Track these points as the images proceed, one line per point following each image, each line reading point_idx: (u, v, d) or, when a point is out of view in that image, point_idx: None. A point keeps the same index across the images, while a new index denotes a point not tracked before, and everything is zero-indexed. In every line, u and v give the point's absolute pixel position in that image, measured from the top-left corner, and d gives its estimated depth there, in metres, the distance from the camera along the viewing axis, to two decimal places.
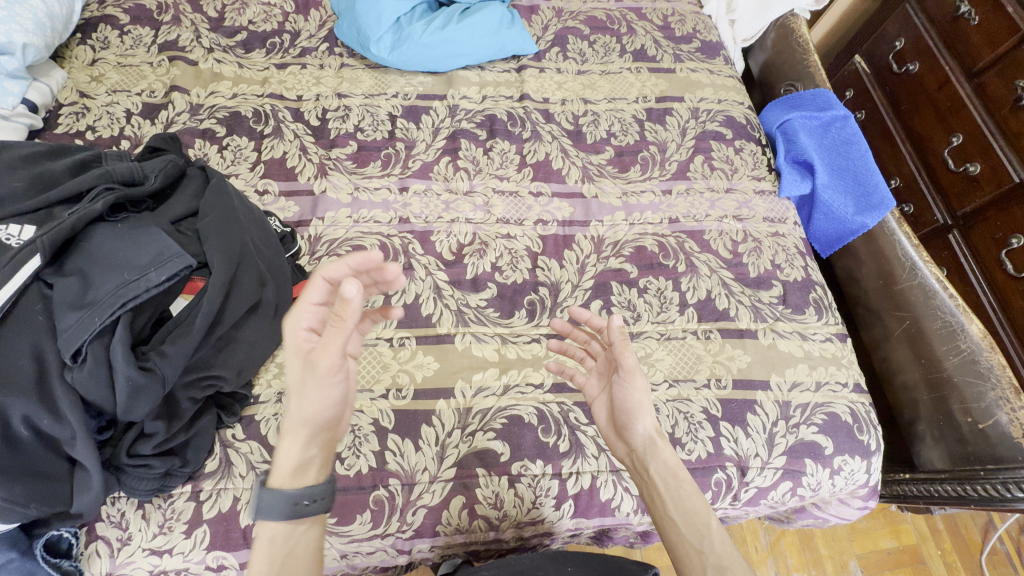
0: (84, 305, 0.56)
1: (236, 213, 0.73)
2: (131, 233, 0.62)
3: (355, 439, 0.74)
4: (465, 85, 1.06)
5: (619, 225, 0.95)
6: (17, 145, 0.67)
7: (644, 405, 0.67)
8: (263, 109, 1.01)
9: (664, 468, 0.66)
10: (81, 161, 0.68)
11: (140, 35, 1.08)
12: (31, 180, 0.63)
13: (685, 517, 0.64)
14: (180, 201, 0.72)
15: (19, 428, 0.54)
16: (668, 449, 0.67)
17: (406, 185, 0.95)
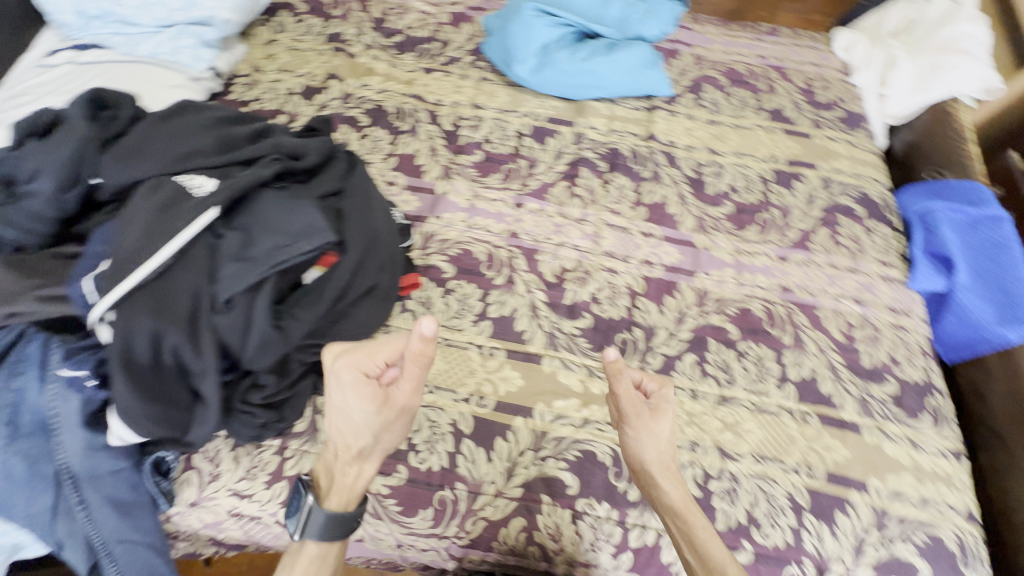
0: (244, 259, 0.62)
1: (371, 202, 0.78)
2: (292, 201, 0.68)
3: (432, 435, 0.77)
4: (594, 116, 1.08)
5: (727, 282, 0.92)
6: (210, 107, 0.74)
7: (645, 447, 0.69)
8: (405, 108, 1.08)
9: (678, 510, 0.67)
10: (257, 130, 0.75)
11: (313, 25, 1.20)
12: (219, 138, 0.70)
13: (704, 565, 0.63)
14: (328, 180, 0.78)
15: (166, 356, 0.59)
16: (677, 483, 0.68)
17: (521, 201, 0.98)
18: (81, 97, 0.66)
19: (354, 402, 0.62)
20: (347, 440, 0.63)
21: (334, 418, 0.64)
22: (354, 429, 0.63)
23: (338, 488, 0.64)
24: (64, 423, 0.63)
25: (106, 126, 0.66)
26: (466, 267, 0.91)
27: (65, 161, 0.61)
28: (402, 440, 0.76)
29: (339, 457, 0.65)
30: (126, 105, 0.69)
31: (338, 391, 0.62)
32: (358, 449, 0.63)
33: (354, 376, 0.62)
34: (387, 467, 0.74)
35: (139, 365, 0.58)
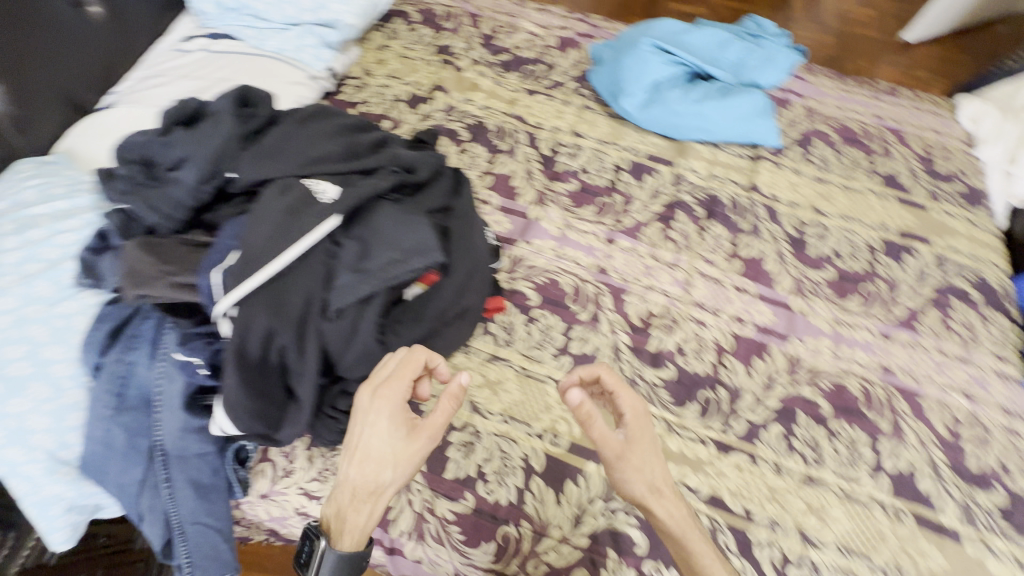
0: (359, 270, 0.63)
1: (471, 220, 0.78)
2: (407, 216, 0.68)
3: (503, 467, 0.75)
4: (696, 158, 1.05)
5: (823, 352, 0.87)
6: (337, 114, 0.77)
7: (637, 476, 0.64)
8: (505, 127, 1.08)
9: (676, 538, 0.63)
10: (377, 140, 0.77)
11: (424, 35, 1.22)
12: (346, 147, 0.72)
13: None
14: (437, 196, 0.79)
15: (272, 354, 0.61)
16: (676, 505, 0.65)
17: (613, 238, 0.96)
18: (229, 95, 0.70)
19: (381, 432, 0.58)
20: (364, 478, 0.58)
21: (355, 449, 0.59)
22: (376, 460, 0.58)
23: (349, 527, 0.59)
24: (166, 403, 0.65)
25: (246, 124, 0.70)
26: (551, 298, 0.90)
27: (210, 155, 0.64)
28: (472, 468, 0.75)
29: (353, 499, 0.59)
30: (264, 107, 0.73)
31: (364, 422, 0.59)
32: (376, 487, 0.58)
33: (385, 402, 0.59)
34: (455, 492, 0.73)
35: (248, 361, 0.59)
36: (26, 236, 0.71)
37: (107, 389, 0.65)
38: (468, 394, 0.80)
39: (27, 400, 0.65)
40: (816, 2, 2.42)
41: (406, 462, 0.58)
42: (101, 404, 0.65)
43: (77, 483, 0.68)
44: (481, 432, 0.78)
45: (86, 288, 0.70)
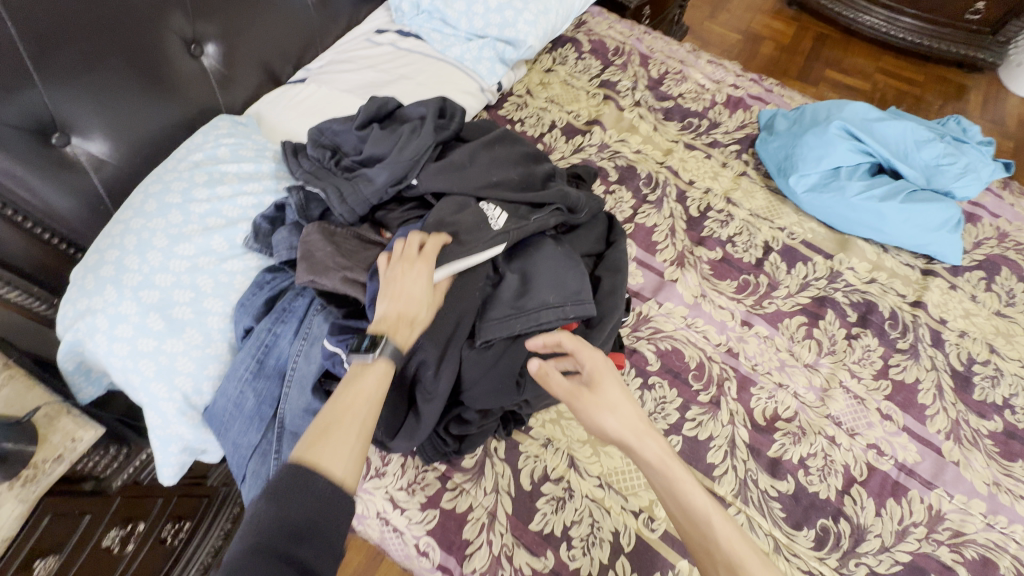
0: (515, 310, 0.64)
1: (619, 272, 0.75)
2: (566, 262, 0.68)
3: (590, 535, 0.71)
4: (858, 257, 0.97)
5: (973, 515, 0.75)
6: (512, 144, 0.79)
7: (609, 411, 0.60)
8: (656, 176, 1.04)
9: (655, 469, 0.57)
10: (547, 174, 0.78)
11: (591, 65, 1.22)
12: (520, 180, 0.74)
13: (691, 521, 0.55)
14: (590, 242, 0.78)
15: (412, 366, 0.62)
16: (656, 437, 0.59)
17: (750, 320, 0.90)
18: (431, 107, 0.78)
19: (421, 282, 0.60)
20: (404, 310, 0.59)
21: (391, 295, 0.59)
22: (411, 301, 0.59)
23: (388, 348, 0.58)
24: (298, 379, 0.68)
25: (437, 134, 0.77)
26: (672, 368, 0.84)
27: (402, 159, 0.72)
28: (559, 526, 0.72)
29: (392, 328, 0.58)
30: (454, 122, 0.80)
31: (401, 274, 0.60)
32: (410, 320, 0.59)
33: (423, 260, 0.61)
34: (537, 547, 0.71)
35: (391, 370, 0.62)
36: (213, 190, 0.76)
37: (252, 354, 0.69)
38: (568, 446, 0.77)
39: (180, 343, 0.69)
40: (999, 101, 2.18)
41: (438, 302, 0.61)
42: (243, 365, 0.69)
43: (198, 428, 0.73)
44: (574, 491, 0.74)
45: (251, 251, 0.76)
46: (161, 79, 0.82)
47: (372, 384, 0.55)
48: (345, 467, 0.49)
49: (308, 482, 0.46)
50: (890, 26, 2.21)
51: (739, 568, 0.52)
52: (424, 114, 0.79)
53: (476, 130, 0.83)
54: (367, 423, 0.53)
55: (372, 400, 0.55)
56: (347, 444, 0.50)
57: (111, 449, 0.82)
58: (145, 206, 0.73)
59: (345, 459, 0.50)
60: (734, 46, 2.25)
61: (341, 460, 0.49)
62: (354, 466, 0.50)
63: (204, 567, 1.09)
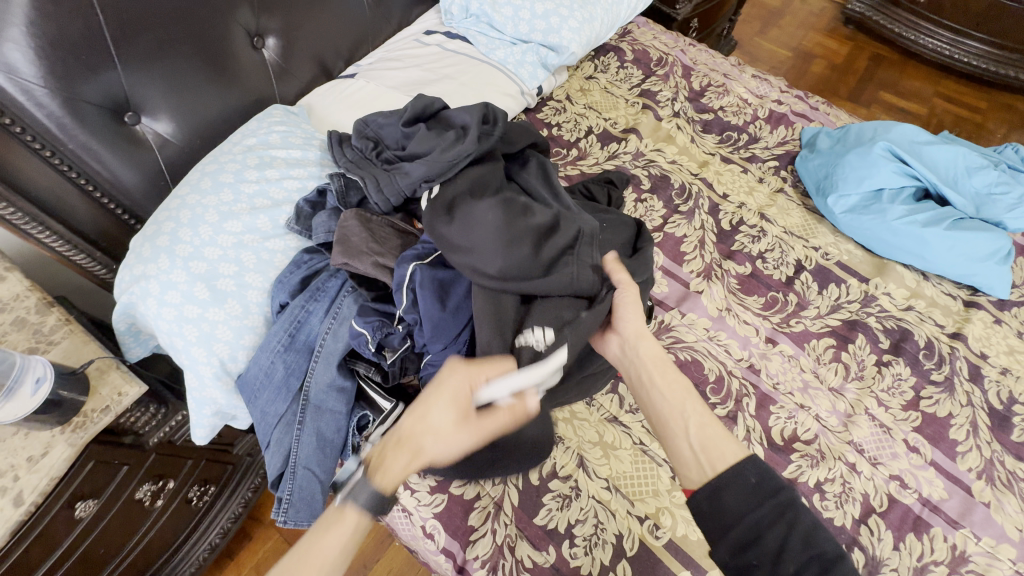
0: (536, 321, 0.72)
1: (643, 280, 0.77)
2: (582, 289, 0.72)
3: (594, 535, 0.72)
4: (895, 283, 0.94)
5: (1000, 560, 0.72)
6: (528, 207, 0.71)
7: (629, 308, 0.69)
8: (689, 187, 1.04)
9: (648, 354, 0.68)
10: (567, 243, 0.69)
11: (632, 75, 1.23)
12: (533, 264, 0.66)
13: (675, 397, 0.65)
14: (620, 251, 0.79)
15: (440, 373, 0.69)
16: (651, 341, 0.69)
17: (775, 338, 0.88)
18: (474, 114, 0.80)
19: (442, 405, 0.57)
20: (412, 427, 0.57)
21: (415, 407, 0.58)
22: (428, 423, 0.57)
23: (385, 468, 0.55)
24: (325, 355, 0.72)
25: (482, 140, 0.79)
26: (690, 379, 0.83)
27: (444, 158, 0.74)
28: (564, 523, 0.72)
29: (393, 449, 0.56)
30: (464, 182, 0.74)
31: (433, 387, 0.58)
32: (416, 448, 0.56)
33: (457, 380, 0.58)
34: (540, 541, 0.72)
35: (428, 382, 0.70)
36: (263, 173, 0.81)
37: (284, 328, 0.72)
38: (579, 446, 0.78)
39: (222, 312, 0.74)
40: None
41: (453, 439, 0.56)
42: (275, 338, 0.72)
43: (230, 394, 0.77)
44: (581, 491, 0.75)
45: (292, 232, 0.80)
46: (224, 66, 0.88)
47: (338, 533, 0.53)
48: None
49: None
50: (952, 49, 2.14)
51: (708, 425, 0.62)
52: (468, 121, 0.81)
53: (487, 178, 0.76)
54: None
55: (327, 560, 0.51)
56: None
57: (151, 407, 0.88)
58: (201, 183, 0.79)
59: None
60: (784, 62, 2.21)
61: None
62: None
63: (226, 531, 1.15)
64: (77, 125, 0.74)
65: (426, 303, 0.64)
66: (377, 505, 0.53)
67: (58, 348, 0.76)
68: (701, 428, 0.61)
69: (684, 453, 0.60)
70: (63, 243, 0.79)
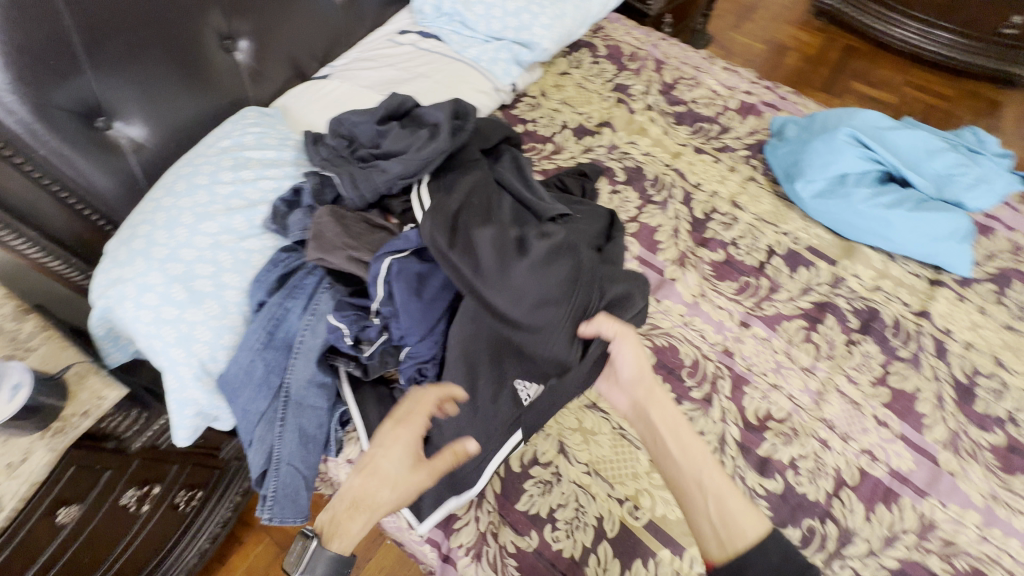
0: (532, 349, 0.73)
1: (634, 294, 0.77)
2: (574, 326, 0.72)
3: (575, 519, 0.73)
4: (863, 264, 0.96)
5: (966, 526, 0.74)
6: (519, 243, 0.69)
7: (638, 367, 0.73)
8: (663, 177, 1.06)
9: (659, 414, 0.71)
10: (554, 296, 0.67)
11: (605, 69, 1.25)
12: (520, 309, 0.67)
13: (688, 459, 0.66)
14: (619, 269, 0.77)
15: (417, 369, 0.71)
16: (665, 400, 0.72)
17: (748, 322, 0.91)
18: (445, 110, 0.81)
19: (392, 458, 0.64)
20: (360, 491, 0.62)
21: (365, 463, 0.64)
22: (379, 477, 0.63)
23: (342, 532, 0.61)
24: (304, 351, 0.73)
25: (456, 136, 0.81)
26: (666, 364, 0.85)
27: (419, 157, 0.77)
28: (545, 509, 0.74)
29: (348, 510, 0.62)
30: (460, 193, 0.73)
31: (380, 444, 0.64)
32: (369, 505, 0.62)
33: (405, 429, 0.65)
34: (522, 527, 0.73)
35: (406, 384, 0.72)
36: (238, 174, 0.82)
37: (263, 326, 0.73)
38: (559, 432, 0.80)
39: (200, 313, 0.75)
40: None
41: (405, 488, 0.62)
42: (254, 336, 0.73)
43: (211, 394, 0.77)
44: (562, 476, 0.76)
45: (269, 232, 0.81)
46: (198, 70, 0.89)
47: None
48: None
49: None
50: (921, 39, 2.18)
51: (724, 497, 0.63)
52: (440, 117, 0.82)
53: (482, 186, 0.75)
54: None
55: None
56: None
57: (132, 412, 0.88)
58: (175, 186, 0.79)
59: None
60: (758, 55, 2.25)
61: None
62: None
63: (215, 536, 1.15)
64: (48, 131, 0.74)
65: (400, 295, 0.65)
66: (339, 564, 0.60)
67: (35, 354, 0.76)
68: (721, 501, 0.62)
69: (700, 523, 0.62)
70: (37, 250, 0.79)
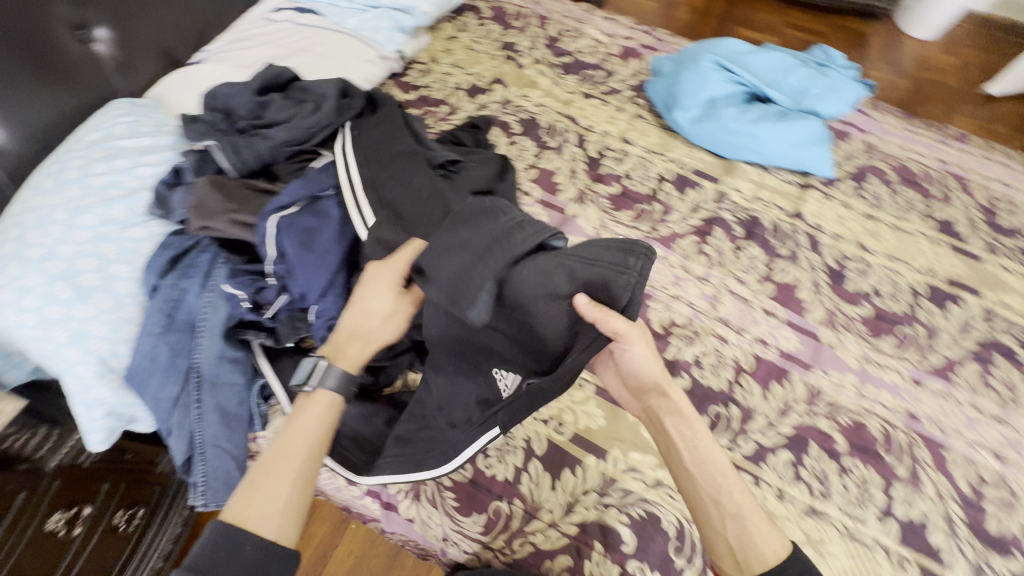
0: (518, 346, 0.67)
1: (626, 271, 0.62)
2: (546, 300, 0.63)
3: (504, 444, 0.77)
4: (742, 179, 1.05)
5: (846, 387, 0.85)
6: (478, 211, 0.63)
7: (643, 363, 0.69)
8: (556, 125, 1.11)
9: (673, 416, 0.68)
10: (474, 248, 0.60)
11: (492, 30, 1.28)
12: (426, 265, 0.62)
13: (708, 470, 0.63)
14: (607, 251, 0.65)
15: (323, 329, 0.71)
16: (676, 400, 0.68)
17: (647, 244, 0.97)
18: (330, 86, 0.83)
19: (378, 294, 0.65)
20: (357, 324, 0.66)
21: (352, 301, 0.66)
22: (370, 313, 0.65)
23: (347, 356, 0.65)
24: (208, 328, 0.72)
25: (344, 109, 0.84)
26: None
27: (305, 125, 0.79)
28: None
29: (342, 345, 0.66)
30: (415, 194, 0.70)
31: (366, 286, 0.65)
32: (363, 337, 0.66)
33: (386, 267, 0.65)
34: None
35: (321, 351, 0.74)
36: (111, 163, 0.79)
37: (159, 309, 0.72)
38: None
39: (90, 308, 0.72)
40: (897, 45, 2.33)
41: (397, 320, 0.66)
42: (151, 321, 0.72)
43: (119, 391, 0.74)
44: None
45: (155, 218, 0.78)
46: (50, 62, 0.83)
47: (315, 419, 0.62)
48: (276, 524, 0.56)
49: (234, 548, 0.52)
50: None
51: (743, 514, 0.60)
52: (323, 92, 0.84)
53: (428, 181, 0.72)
54: (304, 470, 0.59)
55: (311, 440, 0.61)
56: (279, 497, 0.56)
57: (41, 428, 0.84)
58: (42, 184, 0.75)
59: (277, 518, 0.56)
60: (650, 12, 2.35)
61: (275, 509, 0.56)
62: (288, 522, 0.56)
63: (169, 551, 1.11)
64: None
65: (292, 251, 0.67)
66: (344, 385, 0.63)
67: None
68: (738, 520, 0.59)
69: (715, 542, 0.60)
70: None
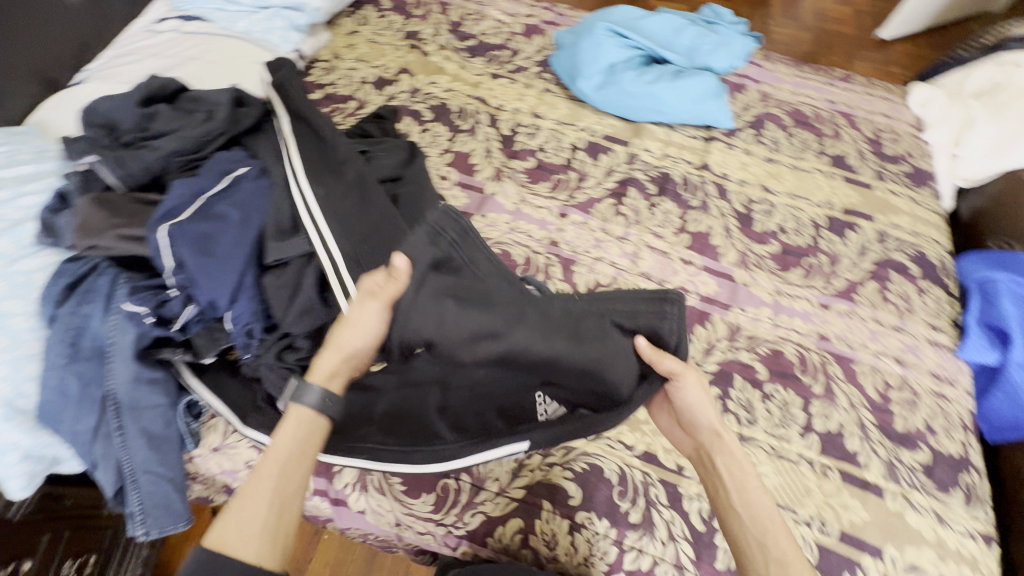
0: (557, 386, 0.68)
1: (666, 318, 0.65)
2: (598, 346, 0.60)
3: None
4: (650, 139, 1.09)
5: (762, 320, 0.90)
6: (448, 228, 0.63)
7: (704, 404, 0.63)
8: (467, 107, 1.12)
9: (725, 453, 0.60)
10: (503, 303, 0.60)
11: (393, 21, 1.27)
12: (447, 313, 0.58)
13: (752, 513, 0.56)
14: (641, 300, 0.66)
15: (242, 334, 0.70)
16: (727, 443, 0.61)
17: (566, 212, 1.00)
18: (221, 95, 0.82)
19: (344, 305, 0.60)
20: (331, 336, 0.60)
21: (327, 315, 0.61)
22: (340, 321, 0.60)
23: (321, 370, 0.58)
24: (118, 352, 0.69)
25: (239, 117, 0.83)
26: None
27: (194, 134, 0.77)
28: None
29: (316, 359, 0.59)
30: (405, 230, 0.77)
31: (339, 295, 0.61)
32: (339, 348, 0.59)
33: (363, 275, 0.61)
34: None
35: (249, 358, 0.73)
36: None
37: (62, 339, 0.69)
38: None
39: None
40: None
41: (364, 322, 0.59)
42: (55, 353, 0.69)
43: (34, 432, 0.70)
44: None
45: (46, 247, 0.74)
46: None
47: (290, 436, 0.55)
48: (256, 548, 0.49)
49: None
50: None
51: (788, 565, 0.53)
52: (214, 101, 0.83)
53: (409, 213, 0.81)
54: (279, 488, 0.51)
55: (289, 456, 0.54)
56: (255, 519, 0.49)
57: None
58: None
59: (255, 539, 0.49)
60: None
61: (249, 538, 0.49)
62: (267, 548, 0.49)
63: None
64: None
65: (190, 257, 0.66)
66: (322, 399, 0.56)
67: None
68: (783, 566, 0.53)
69: None
70: None
